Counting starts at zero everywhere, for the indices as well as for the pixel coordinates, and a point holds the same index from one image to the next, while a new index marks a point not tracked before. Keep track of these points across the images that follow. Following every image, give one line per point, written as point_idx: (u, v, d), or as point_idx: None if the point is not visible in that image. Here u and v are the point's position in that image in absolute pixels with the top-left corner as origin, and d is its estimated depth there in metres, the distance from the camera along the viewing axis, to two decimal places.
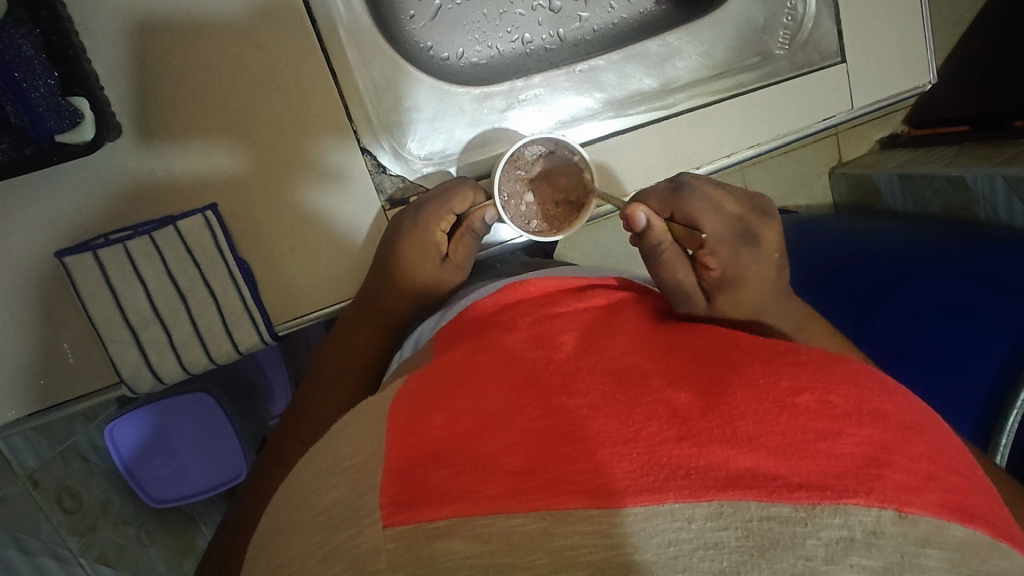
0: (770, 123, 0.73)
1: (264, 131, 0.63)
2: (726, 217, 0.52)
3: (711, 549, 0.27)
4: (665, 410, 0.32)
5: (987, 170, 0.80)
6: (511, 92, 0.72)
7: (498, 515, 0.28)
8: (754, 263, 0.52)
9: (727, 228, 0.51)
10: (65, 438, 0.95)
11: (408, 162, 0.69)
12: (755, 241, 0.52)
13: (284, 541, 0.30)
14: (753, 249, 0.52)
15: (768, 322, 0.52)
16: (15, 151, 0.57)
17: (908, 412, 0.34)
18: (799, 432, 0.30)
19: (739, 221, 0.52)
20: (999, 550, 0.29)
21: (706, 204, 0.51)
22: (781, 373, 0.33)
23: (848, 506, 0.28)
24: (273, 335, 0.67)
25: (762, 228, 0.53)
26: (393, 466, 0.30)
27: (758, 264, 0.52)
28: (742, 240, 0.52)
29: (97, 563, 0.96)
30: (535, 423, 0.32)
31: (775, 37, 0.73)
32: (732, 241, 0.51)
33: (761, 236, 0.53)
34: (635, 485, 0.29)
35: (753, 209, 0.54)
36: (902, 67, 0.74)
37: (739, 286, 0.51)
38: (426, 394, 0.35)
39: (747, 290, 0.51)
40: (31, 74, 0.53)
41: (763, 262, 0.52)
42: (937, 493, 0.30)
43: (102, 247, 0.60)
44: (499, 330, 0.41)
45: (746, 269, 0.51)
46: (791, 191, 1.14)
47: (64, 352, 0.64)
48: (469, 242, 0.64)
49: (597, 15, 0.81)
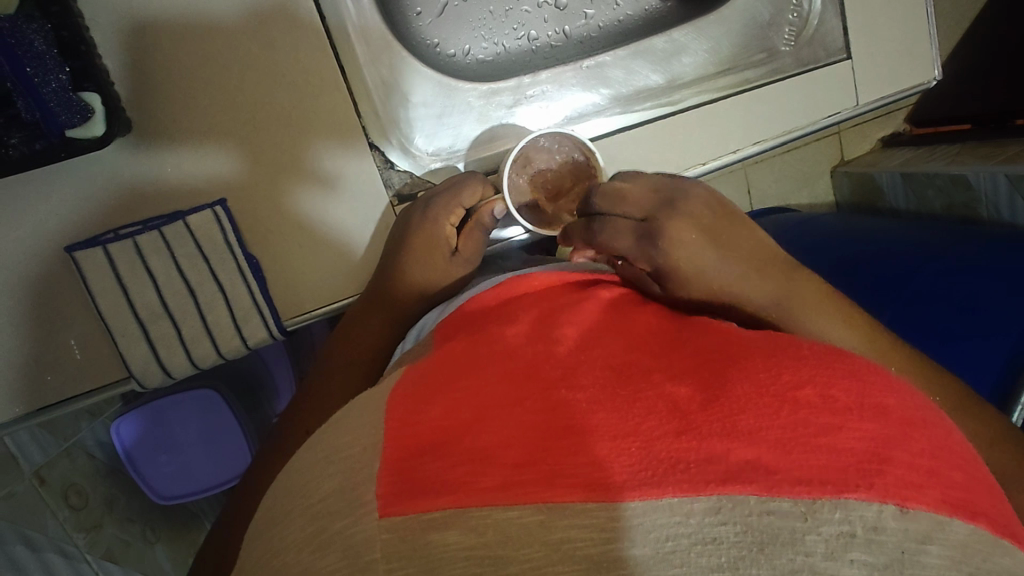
0: (776, 119, 0.73)
1: (271, 127, 0.64)
2: (628, 228, 0.53)
3: (709, 545, 0.27)
4: (665, 404, 0.32)
5: (990, 168, 0.80)
6: (518, 88, 0.73)
7: (495, 508, 0.28)
8: (676, 252, 0.50)
9: (631, 238, 0.52)
10: (71, 435, 0.96)
11: (415, 158, 0.69)
12: (662, 237, 0.50)
13: (284, 530, 0.31)
14: (664, 239, 0.50)
15: None
16: (26, 146, 0.57)
17: (910, 407, 0.34)
18: (800, 426, 0.31)
19: (643, 223, 0.52)
20: (1001, 547, 0.29)
21: (610, 230, 0.54)
22: (782, 367, 0.34)
23: (849, 501, 0.28)
24: (281, 331, 0.67)
25: (668, 220, 0.51)
26: (392, 457, 0.31)
27: (683, 251, 0.50)
28: (648, 241, 0.51)
29: (103, 560, 0.97)
30: (534, 417, 0.32)
31: (781, 33, 0.74)
32: (639, 246, 0.52)
33: (667, 228, 0.50)
34: (634, 480, 0.29)
35: (659, 202, 0.52)
36: (909, 63, 0.74)
37: (680, 277, 0.50)
38: (424, 385, 0.35)
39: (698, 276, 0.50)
40: (43, 69, 0.54)
41: (687, 245, 0.50)
42: (939, 490, 0.30)
43: (112, 241, 0.61)
44: (500, 323, 0.41)
45: (672, 256, 0.50)
46: (795, 190, 1.13)
47: (72, 348, 0.64)
48: (478, 237, 0.66)
49: (602, 13, 0.81)
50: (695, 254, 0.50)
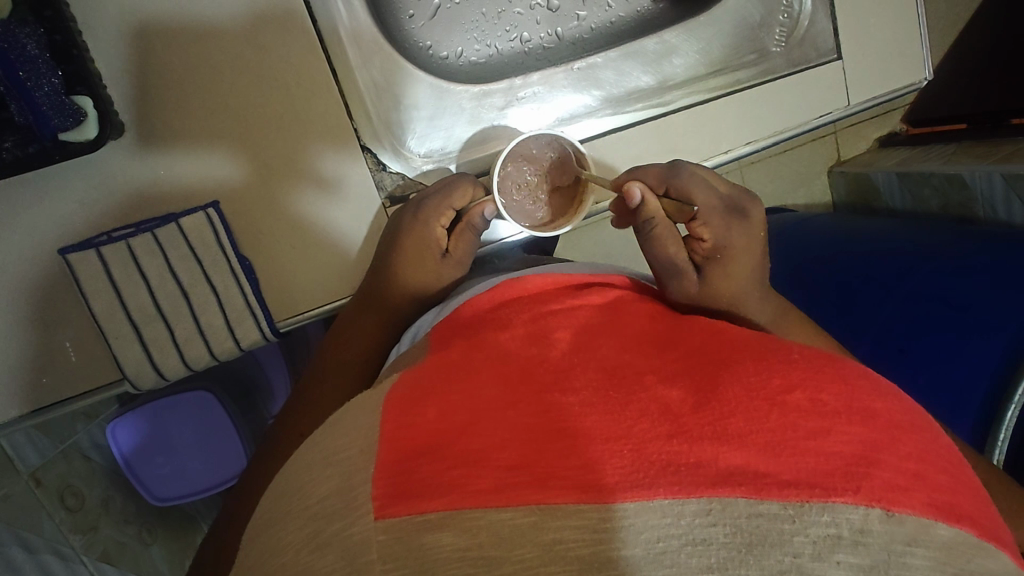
0: (768, 119, 0.73)
1: (265, 130, 0.64)
2: (717, 195, 0.55)
3: (698, 546, 0.28)
4: (656, 407, 0.32)
5: (985, 167, 0.80)
6: (509, 90, 0.72)
7: (488, 509, 0.28)
8: (743, 238, 0.55)
9: (716, 202, 0.55)
10: (66, 438, 0.95)
11: (408, 160, 0.70)
12: (743, 220, 0.55)
13: (276, 531, 0.31)
14: (743, 225, 0.55)
15: (748, 314, 0.53)
16: (19, 149, 0.57)
17: (898, 411, 0.34)
18: (790, 430, 0.31)
19: (728, 199, 0.56)
20: (986, 549, 0.29)
21: (698, 185, 0.55)
22: (772, 370, 0.34)
23: (836, 504, 0.29)
24: (275, 332, 0.67)
25: (751, 210, 0.56)
26: (386, 459, 0.31)
27: (749, 242, 0.55)
28: (731, 216, 0.55)
29: (100, 561, 0.97)
30: (528, 420, 0.32)
31: (772, 34, 0.74)
32: (721, 215, 0.54)
33: (748, 217, 0.55)
34: (625, 482, 0.29)
35: (735, 191, 0.57)
36: (900, 63, 0.74)
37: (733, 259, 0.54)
38: (417, 386, 0.35)
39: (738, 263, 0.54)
40: (35, 73, 0.54)
41: (751, 240, 0.55)
42: (925, 492, 0.30)
43: (105, 244, 0.61)
44: (494, 326, 0.41)
45: (738, 245, 0.54)
46: (791, 190, 1.14)
47: (67, 351, 0.64)
48: (469, 238, 0.65)
49: (594, 14, 0.81)
50: (747, 254, 0.55)
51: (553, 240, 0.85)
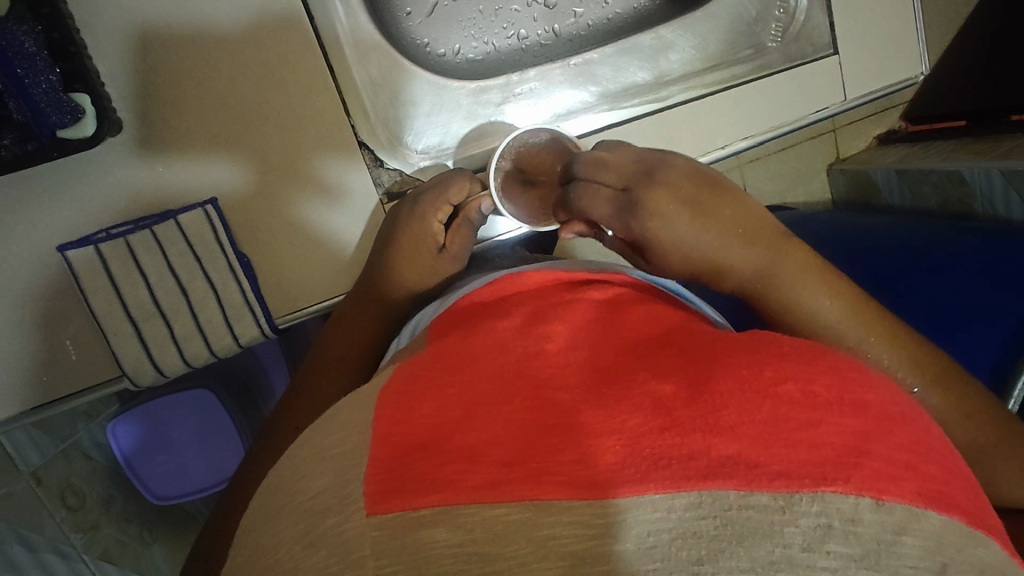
0: (765, 114, 0.73)
1: (262, 127, 0.64)
2: (607, 195, 0.52)
3: (689, 539, 0.27)
4: (650, 401, 0.32)
5: (983, 163, 0.80)
6: (506, 86, 0.73)
7: (481, 505, 0.29)
8: (655, 223, 0.49)
9: (610, 205, 0.52)
10: (67, 436, 0.94)
11: (405, 156, 0.70)
12: (642, 208, 0.50)
13: (270, 526, 0.31)
14: (645, 208, 0.50)
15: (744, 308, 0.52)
16: (17, 146, 0.57)
17: (889, 402, 0.34)
18: (782, 421, 0.31)
19: (623, 193, 0.51)
20: (976, 539, 0.29)
21: (585, 194, 0.53)
22: (764, 364, 0.34)
23: (827, 494, 0.29)
24: (273, 328, 0.68)
25: (649, 190, 0.50)
26: (380, 455, 0.31)
27: (665, 224, 0.49)
28: (627, 210, 0.51)
29: (100, 561, 0.98)
30: (523, 416, 0.32)
31: (768, 28, 0.74)
32: (618, 216, 0.51)
33: (649, 201, 0.50)
34: (620, 476, 0.29)
35: (637, 172, 0.52)
36: (896, 58, 0.74)
37: (661, 247, 0.50)
38: (413, 382, 0.35)
39: (670, 245, 0.50)
40: (34, 70, 0.54)
41: (668, 218, 0.49)
42: (915, 482, 0.30)
43: (104, 241, 0.61)
44: (491, 321, 0.41)
45: (652, 230, 0.50)
46: (790, 188, 1.13)
47: (67, 349, 0.65)
48: (466, 234, 0.66)
49: (591, 11, 0.81)
50: (672, 222, 0.49)
51: (551, 238, 0.85)
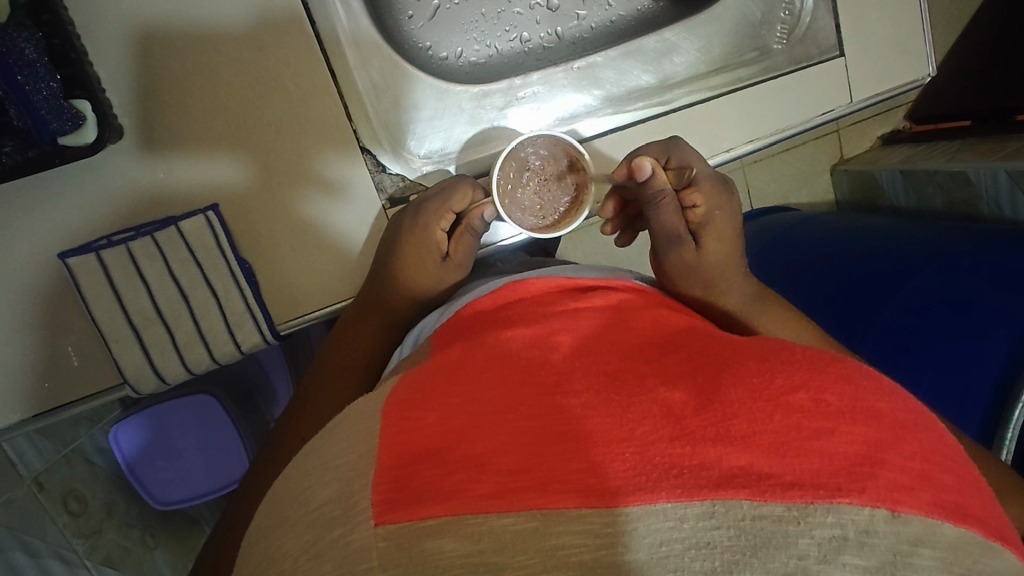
0: (770, 117, 0.73)
1: (264, 132, 0.64)
2: (708, 180, 0.59)
3: (703, 549, 0.27)
4: (658, 408, 0.32)
5: (990, 164, 0.79)
6: (509, 90, 0.72)
7: (489, 515, 0.28)
8: (727, 220, 0.60)
9: (710, 187, 0.59)
10: (69, 441, 0.96)
11: (407, 162, 0.69)
12: (726, 205, 0.60)
13: (275, 539, 0.30)
14: (727, 208, 0.60)
15: None
16: (19, 153, 0.57)
17: (901, 410, 0.33)
18: (793, 430, 0.30)
19: (717, 185, 0.60)
20: (992, 550, 0.29)
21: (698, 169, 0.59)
22: (775, 371, 0.33)
23: (841, 505, 0.28)
24: (275, 334, 0.67)
25: (732, 194, 0.61)
26: (385, 464, 0.30)
27: (730, 223, 0.60)
28: (717, 203, 0.59)
29: (102, 565, 0.97)
30: (528, 423, 0.32)
31: (773, 31, 0.74)
32: (711, 200, 0.59)
33: (731, 202, 0.61)
34: (629, 485, 0.29)
35: (720, 178, 0.62)
36: (902, 60, 0.73)
37: (716, 237, 0.59)
38: (418, 391, 0.35)
39: (723, 240, 0.59)
40: (34, 77, 0.54)
41: (731, 221, 0.60)
42: (930, 492, 0.29)
43: (104, 247, 0.61)
44: (496, 329, 0.41)
45: (721, 222, 0.59)
46: (793, 190, 1.13)
47: (68, 355, 0.64)
48: (469, 241, 0.65)
49: (594, 14, 0.80)
50: (732, 220, 0.60)
51: (554, 241, 0.85)
